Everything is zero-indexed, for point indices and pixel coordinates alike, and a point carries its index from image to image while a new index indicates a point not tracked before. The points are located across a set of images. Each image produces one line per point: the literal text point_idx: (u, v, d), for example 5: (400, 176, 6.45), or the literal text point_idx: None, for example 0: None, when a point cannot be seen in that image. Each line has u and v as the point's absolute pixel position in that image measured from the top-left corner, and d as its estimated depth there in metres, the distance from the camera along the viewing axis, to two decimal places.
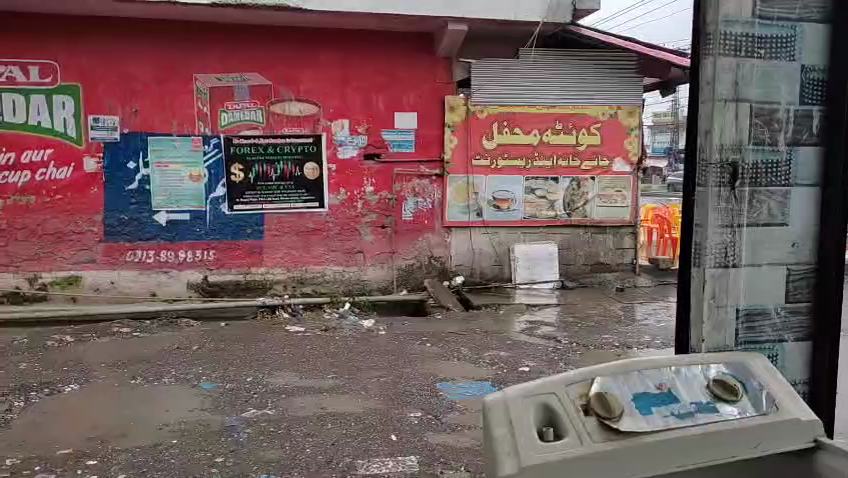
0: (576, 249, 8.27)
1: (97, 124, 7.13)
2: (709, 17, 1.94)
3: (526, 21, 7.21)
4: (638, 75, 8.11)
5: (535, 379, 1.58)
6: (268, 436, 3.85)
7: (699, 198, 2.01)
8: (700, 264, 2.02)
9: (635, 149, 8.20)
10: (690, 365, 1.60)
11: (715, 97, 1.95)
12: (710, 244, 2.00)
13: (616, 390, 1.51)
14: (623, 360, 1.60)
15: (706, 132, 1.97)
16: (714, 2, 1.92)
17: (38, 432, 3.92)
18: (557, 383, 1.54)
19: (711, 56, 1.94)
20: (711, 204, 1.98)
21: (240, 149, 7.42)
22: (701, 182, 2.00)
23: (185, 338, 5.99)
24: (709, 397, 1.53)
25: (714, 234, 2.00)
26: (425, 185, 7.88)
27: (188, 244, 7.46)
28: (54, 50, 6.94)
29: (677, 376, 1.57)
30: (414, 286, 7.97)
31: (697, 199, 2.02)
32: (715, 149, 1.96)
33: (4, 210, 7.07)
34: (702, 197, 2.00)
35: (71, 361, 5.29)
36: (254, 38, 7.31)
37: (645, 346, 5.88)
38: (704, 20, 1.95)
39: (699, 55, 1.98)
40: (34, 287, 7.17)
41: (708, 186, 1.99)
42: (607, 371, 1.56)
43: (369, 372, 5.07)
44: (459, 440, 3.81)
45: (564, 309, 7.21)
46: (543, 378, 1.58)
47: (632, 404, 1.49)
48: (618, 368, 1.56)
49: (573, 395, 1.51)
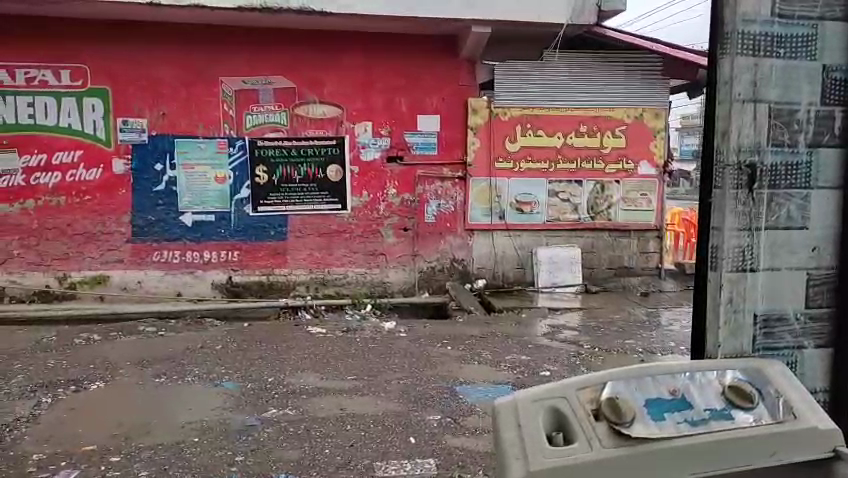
0: (599, 253, 8.18)
1: (125, 126, 7.27)
2: (726, 17, 1.92)
3: (549, 23, 7.16)
4: (664, 77, 8.01)
5: (549, 384, 1.59)
6: (288, 436, 3.87)
7: (716, 199, 1.98)
8: (716, 268, 1.99)
9: (660, 152, 8.11)
10: (704, 371, 1.58)
11: (732, 98, 1.92)
12: (726, 247, 1.97)
13: (627, 394, 1.50)
14: (636, 367, 1.59)
15: (723, 133, 1.95)
16: (731, 1, 1.90)
17: (66, 428, 3.99)
18: (569, 387, 1.55)
19: (728, 56, 1.91)
20: (728, 207, 1.95)
21: (264, 151, 7.50)
22: (717, 183, 1.97)
23: (209, 338, 6.07)
24: (723, 403, 1.50)
25: (730, 237, 1.97)
26: (447, 187, 7.87)
27: (213, 245, 7.55)
28: (83, 54, 7.09)
29: (691, 383, 1.55)
30: (436, 289, 7.97)
31: (715, 203, 1.99)
32: (732, 150, 1.93)
33: (36, 210, 7.24)
34: (720, 200, 1.97)
35: (98, 359, 5.38)
36: (278, 41, 7.39)
37: (668, 352, 5.80)
38: (721, 22, 1.93)
39: (716, 56, 1.97)
40: (63, 286, 7.32)
41: (725, 188, 1.95)
42: (619, 376, 1.55)
43: (389, 373, 5.07)
44: (477, 443, 3.80)
45: (586, 313, 7.14)
46: (557, 383, 1.59)
47: (643, 409, 1.47)
48: (630, 373, 1.56)
49: (583, 399, 1.50)
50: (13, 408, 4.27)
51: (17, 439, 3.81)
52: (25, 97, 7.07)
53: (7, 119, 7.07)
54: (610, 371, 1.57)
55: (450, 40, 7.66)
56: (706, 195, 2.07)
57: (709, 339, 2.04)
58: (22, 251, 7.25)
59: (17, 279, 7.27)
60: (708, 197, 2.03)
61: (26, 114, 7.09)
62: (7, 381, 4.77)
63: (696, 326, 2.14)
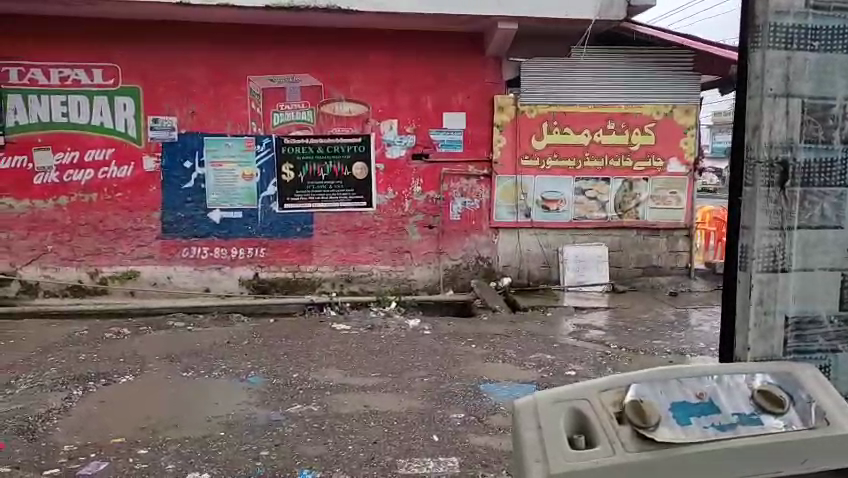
0: (627, 252, 8.07)
1: (156, 125, 7.39)
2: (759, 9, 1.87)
3: (578, 19, 7.07)
4: (695, 73, 7.86)
5: (571, 387, 1.58)
6: (312, 432, 3.90)
7: (747, 197, 1.93)
8: (746, 268, 1.94)
9: (691, 150, 7.97)
10: (731, 375, 1.55)
11: (764, 93, 1.86)
12: (757, 246, 1.92)
13: (651, 397, 1.48)
14: (661, 371, 1.57)
15: (754, 128, 1.89)
16: None
17: (96, 420, 4.07)
18: (591, 391, 1.53)
19: (759, 49, 1.87)
20: (759, 205, 1.90)
21: (291, 149, 7.55)
22: (749, 181, 1.92)
23: (235, 333, 6.14)
24: (752, 408, 1.46)
25: (761, 237, 1.92)
26: (472, 185, 7.84)
27: (240, 242, 7.64)
28: (116, 53, 7.22)
29: (717, 386, 1.52)
30: (461, 286, 7.96)
31: (746, 201, 1.94)
32: (763, 147, 1.88)
33: (69, 206, 7.40)
34: (750, 197, 1.92)
35: (127, 353, 5.48)
36: (305, 39, 7.42)
37: (698, 353, 5.70)
38: (752, 14, 1.89)
39: (747, 49, 1.92)
40: (95, 281, 7.48)
41: (756, 186, 1.91)
42: (643, 380, 1.53)
43: (413, 371, 5.07)
44: (501, 442, 3.78)
45: (613, 313, 7.05)
46: (579, 387, 1.57)
47: (669, 412, 1.44)
48: (654, 377, 1.53)
49: (607, 403, 1.49)
50: (45, 400, 4.36)
51: (49, 430, 3.90)
52: (59, 96, 7.22)
53: (41, 118, 7.23)
54: (632, 375, 1.55)
55: (476, 37, 7.61)
56: (737, 194, 2.02)
57: (738, 341, 2.00)
58: (56, 246, 7.41)
59: (51, 274, 7.43)
60: (739, 195, 1.98)
61: (60, 112, 7.25)
62: (40, 374, 4.89)
63: (725, 327, 2.09)
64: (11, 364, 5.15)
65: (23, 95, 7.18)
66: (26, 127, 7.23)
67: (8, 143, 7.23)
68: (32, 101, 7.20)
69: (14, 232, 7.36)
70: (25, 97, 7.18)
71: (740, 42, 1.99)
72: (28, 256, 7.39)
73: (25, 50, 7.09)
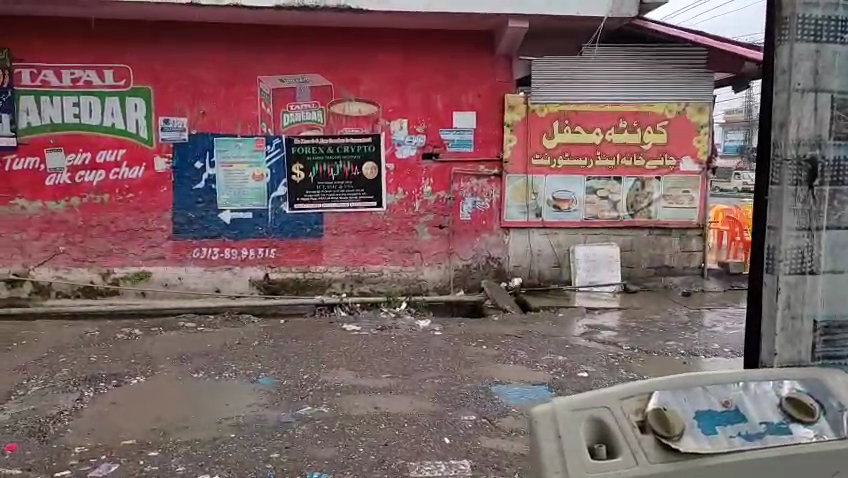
0: (639, 251, 8.00)
1: (167, 125, 7.40)
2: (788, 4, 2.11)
3: (589, 17, 7.01)
4: (708, 71, 7.79)
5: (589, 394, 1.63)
6: (322, 434, 3.87)
7: (775, 194, 2.18)
8: (774, 270, 2.18)
9: (704, 148, 7.88)
10: (757, 381, 1.65)
11: (792, 88, 2.10)
12: (786, 245, 2.15)
13: (674, 406, 1.57)
14: (686, 377, 1.66)
15: (782, 125, 2.13)
16: None
17: (107, 422, 4.07)
18: (613, 398, 1.60)
19: (788, 44, 2.09)
20: (786, 203, 2.14)
21: (301, 149, 7.54)
22: (777, 179, 2.17)
23: (245, 334, 6.14)
24: (778, 418, 1.58)
25: (789, 235, 2.15)
26: (483, 185, 7.80)
27: (250, 243, 7.64)
28: (128, 55, 7.24)
29: (744, 393, 1.62)
30: (471, 287, 7.92)
31: (774, 201, 2.19)
32: (791, 144, 2.12)
33: (80, 207, 7.43)
34: (779, 195, 2.16)
35: (138, 354, 5.48)
36: (315, 40, 7.41)
37: (712, 355, 5.64)
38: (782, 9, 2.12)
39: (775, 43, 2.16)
40: (107, 282, 7.50)
41: (784, 183, 2.15)
42: (667, 387, 1.61)
43: (424, 372, 5.04)
44: (513, 445, 3.75)
45: (625, 313, 6.98)
46: (598, 392, 1.63)
47: (693, 421, 1.54)
48: (679, 384, 1.63)
49: (628, 412, 1.56)
50: (56, 402, 4.37)
51: (61, 432, 3.90)
52: (70, 97, 7.25)
53: (54, 119, 7.27)
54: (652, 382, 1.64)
55: (487, 36, 7.57)
56: (765, 194, 2.25)
57: (766, 346, 2.24)
58: (68, 247, 7.45)
59: (63, 275, 7.46)
60: (769, 194, 2.21)
61: (72, 114, 7.28)
62: (52, 375, 4.89)
63: (752, 333, 2.35)
64: (22, 365, 5.16)
65: (36, 96, 7.21)
66: (38, 128, 7.26)
67: (21, 144, 7.27)
68: (44, 103, 7.23)
69: (26, 232, 7.39)
70: (38, 98, 7.22)
71: (767, 36, 2.22)
72: (41, 256, 7.43)
73: (37, 52, 7.12)
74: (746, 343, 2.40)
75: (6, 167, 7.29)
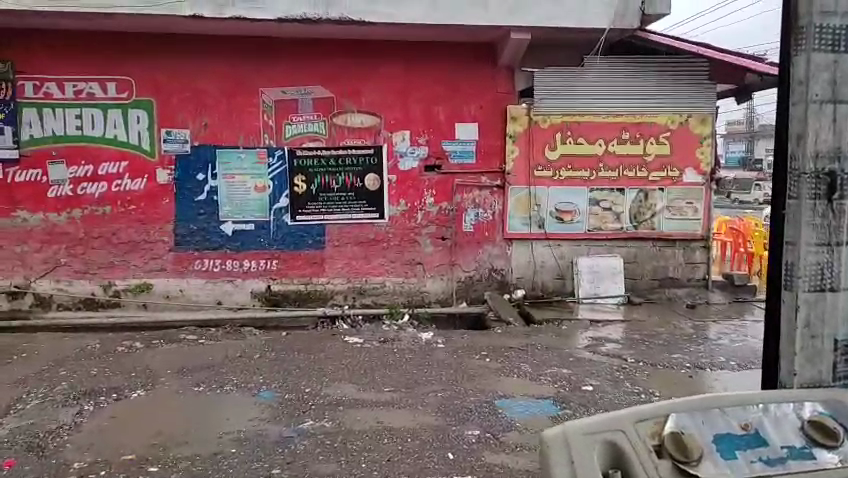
0: (643, 263, 7.95)
1: (169, 137, 7.40)
2: (804, 22, 2.49)
3: (591, 28, 7.00)
4: (711, 82, 7.78)
5: (600, 418, 1.83)
6: (325, 449, 3.83)
7: (794, 208, 2.57)
8: (795, 286, 2.58)
9: (707, 160, 7.86)
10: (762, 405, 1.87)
11: (810, 99, 2.48)
12: (806, 258, 2.55)
13: (691, 430, 1.77)
14: (703, 399, 1.87)
15: (800, 138, 2.52)
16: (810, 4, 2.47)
17: (106, 436, 4.03)
18: (627, 422, 1.80)
19: (804, 57, 2.49)
20: (805, 217, 2.53)
21: (303, 161, 7.53)
22: (797, 194, 2.55)
23: (247, 347, 6.09)
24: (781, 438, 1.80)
25: (808, 246, 2.55)
26: (485, 196, 7.78)
27: (252, 254, 7.61)
28: (131, 67, 7.25)
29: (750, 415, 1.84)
30: (474, 299, 7.87)
31: (794, 216, 2.58)
32: (809, 159, 2.50)
33: (82, 219, 7.41)
34: (800, 208, 2.55)
35: (139, 367, 5.44)
36: (318, 52, 7.42)
37: (718, 368, 5.58)
38: (799, 22, 2.50)
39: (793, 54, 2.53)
40: (108, 294, 7.47)
41: (805, 196, 2.53)
42: (681, 412, 1.82)
43: (427, 386, 4.99)
44: (518, 461, 3.70)
45: (630, 326, 6.92)
46: (612, 416, 1.83)
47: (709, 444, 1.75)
48: (696, 407, 1.83)
49: (643, 435, 1.77)
50: (55, 416, 4.32)
51: (60, 447, 3.86)
52: (73, 109, 7.25)
53: (56, 131, 7.27)
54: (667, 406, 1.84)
55: (490, 48, 7.57)
56: (781, 208, 2.66)
57: (785, 366, 2.64)
58: (69, 259, 7.42)
59: (64, 287, 7.43)
60: (786, 208, 2.61)
61: (74, 126, 7.28)
62: (51, 389, 4.85)
63: (771, 353, 2.75)
64: (22, 378, 5.12)
65: (38, 108, 7.21)
66: (41, 140, 7.26)
67: (23, 156, 7.27)
68: (46, 115, 7.23)
69: (28, 245, 7.38)
70: (40, 110, 7.22)
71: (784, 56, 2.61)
72: (42, 269, 7.41)
73: (40, 65, 7.14)
74: (765, 358, 2.81)
75: (8, 178, 7.29)
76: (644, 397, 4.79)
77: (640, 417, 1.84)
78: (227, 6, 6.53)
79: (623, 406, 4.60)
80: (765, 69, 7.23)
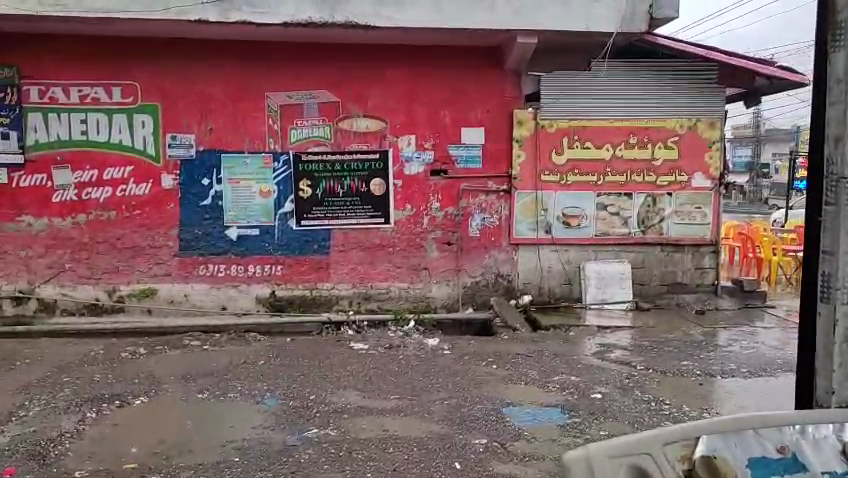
0: (651, 268, 7.87)
1: (174, 142, 7.37)
2: (839, 20, 2.61)
3: (600, 32, 6.93)
4: (719, 86, 7.72)
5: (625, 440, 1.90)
6: (329, 458, 3.76)
7: (832, 214, 2.69)
8: (833, 297, 2.70)
9: (716, 164, 7.78)
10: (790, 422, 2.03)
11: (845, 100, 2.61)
12: (841, 268, 2.68)
13: (723, 454, 1.93)
14: (735, 419, 2.00)
15: (837, 141, 2.65)
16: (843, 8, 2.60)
17: (109, 444, 3.98)
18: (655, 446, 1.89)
19: (838, 60, 2.63)
20: (843, 225, 2.66)
21: (308, 166, 7.49)
22: (833, 201, 2.69)
23: (250, 353, 6.04)
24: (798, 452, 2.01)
25: (845, 253, 2.68)
26: (491, 200, 7.72)
27: (257, 259, 7.56)
28: (136, 71, 7.23)
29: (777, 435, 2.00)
30: (480, 304, 7.80)
31: (831, 228, 2.71)
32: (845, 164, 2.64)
33: (87, 224, 7.38)
34: (836, 214, 2.68)
35: (142, 373, 5.39)
36: (325, 56, 7.39)
37: (729, 376, 5.50)
38: (833, 20, 2.63)
39: (830, 51, 2.64)
40: (112, 299, 7.43)
41: (841, 203, 2.67)
42: (711, 432, 1.95)
43: (433, 393, 4.92)
44: (525, 472, 3.62)
45: (638, 332, 6.83)
46: (640, 438, 1.91)
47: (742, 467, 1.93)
48: (728, 429, 1.97)
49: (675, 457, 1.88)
50: (57, 423, 4.28)
51: (61, 455, 3.81)
52: (78, 114, 7.24)
53: (61, 135, 7.25)
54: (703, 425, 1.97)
55: (496, 51, 7.51)
56: (818, 215, 2.78)
57: (822, 384, 2.77)
58: (74, 264, 7.40)
59: (68, 292, 7.41)
60: (824, 214, 2.73)
61: (79, 130, 7.26)
62: (54, 395, 4.81)
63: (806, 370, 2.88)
64: (25, 385, 5.08)
65: (44, 113, 7.20)
66: (45, 144, 7.25)
67: (28, 161, 7.25)
68: (52, 119, 7.22)
69: (32, 249, 7.35)
70: (46, 115, 7.21)
71: (817, 59, 2.74)
72: (47, 273, 7.38)
73: (46, 69, 7.12)
74: (800, 373, 2.93)
75: (13, 183, 7.27)
76: (654, 405, 4.71)
77: (666, 435, 1.93)
78: (233, 10, 6.51)
79: (633, 414, 4.52)
80: (780, 74, 7.21)
